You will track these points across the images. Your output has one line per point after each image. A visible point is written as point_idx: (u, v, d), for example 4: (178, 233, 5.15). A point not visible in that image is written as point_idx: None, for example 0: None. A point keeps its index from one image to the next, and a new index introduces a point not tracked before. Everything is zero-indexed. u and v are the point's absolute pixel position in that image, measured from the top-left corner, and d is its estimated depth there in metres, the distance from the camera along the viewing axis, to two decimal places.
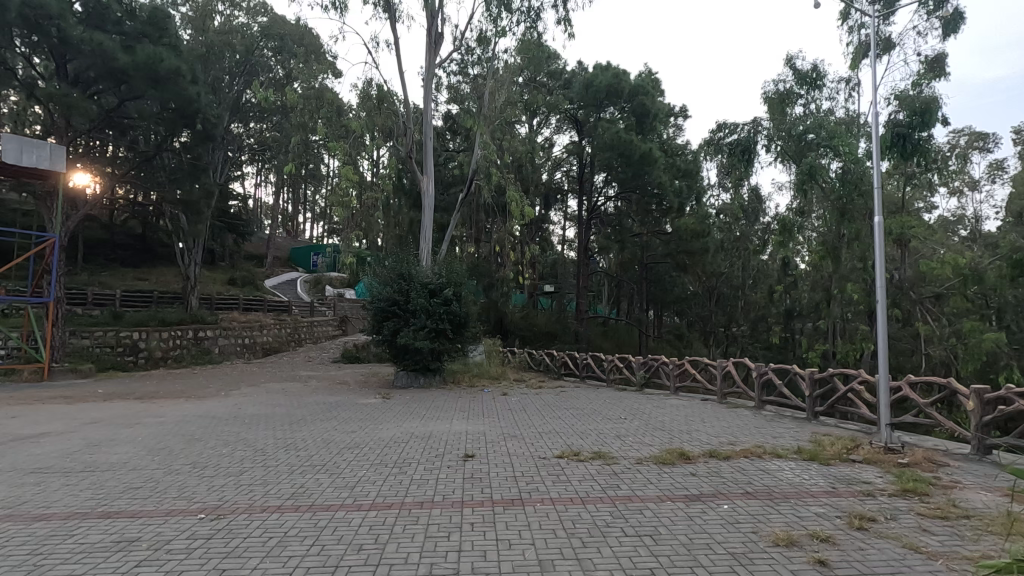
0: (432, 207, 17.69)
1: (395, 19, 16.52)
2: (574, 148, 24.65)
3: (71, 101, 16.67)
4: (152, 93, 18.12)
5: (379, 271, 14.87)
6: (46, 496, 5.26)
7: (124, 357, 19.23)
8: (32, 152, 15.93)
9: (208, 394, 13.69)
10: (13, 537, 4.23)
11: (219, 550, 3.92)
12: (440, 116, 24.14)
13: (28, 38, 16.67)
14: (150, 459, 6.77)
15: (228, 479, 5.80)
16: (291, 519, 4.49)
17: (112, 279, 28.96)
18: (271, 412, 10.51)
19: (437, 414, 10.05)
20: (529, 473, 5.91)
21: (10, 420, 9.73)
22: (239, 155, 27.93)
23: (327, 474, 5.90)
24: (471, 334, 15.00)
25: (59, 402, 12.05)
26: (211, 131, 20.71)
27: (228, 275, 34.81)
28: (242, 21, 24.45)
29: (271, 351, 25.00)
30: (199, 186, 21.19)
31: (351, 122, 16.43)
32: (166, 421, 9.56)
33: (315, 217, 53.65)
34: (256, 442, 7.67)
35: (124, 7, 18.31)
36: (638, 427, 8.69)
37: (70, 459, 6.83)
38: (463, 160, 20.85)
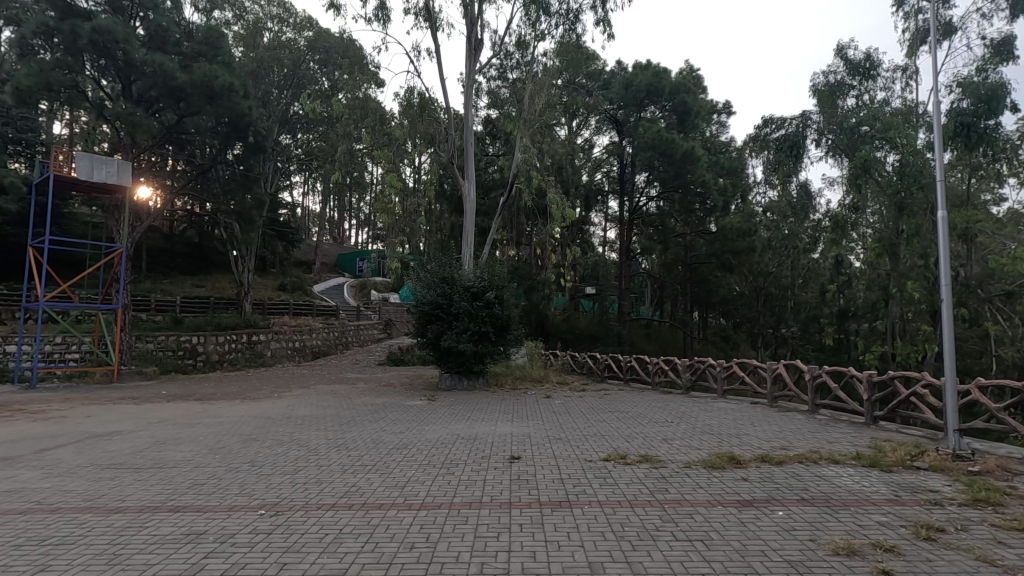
0: (474, 211, 17.93)
1: (436, 28, 16.86)
2: (614, 149, 24.50)
3: (136, 120, 17.76)
4: (208, 108, 19.04)
5: (422, 275, 15.13)
6: (121, 490, 5.62)
7: (185, 360, 20.24)
8: (101, 168, 17.11)
9: (263, 396, 14.25)
10: (95, 527, 4.54)
11: (279, 545, 4.09)
12: (480, 121, 24.41)
13: (97, 63, 17.89)
14: (213, 457, 7.12)
15: (285, 477, 6.04)
16: (345, 517, 4.64)
17: (172, 286, 30.55)
18: (322, 414, 10.84)
19: (482, 416, 10.14)
20: (575, 475, 5.90)
21: (85, 419, 10.42)
22: (289, 166, 29.03)
23: (377, 474, 6.04)
24: (513, 337, 15.07)
25: (128, 403, 12.78)
26: (262, 142, 21.48)
27: (279, 281, 36.15)
28: (289, 36, 25.45)
29: (320, 353, 25.81)
30: (251, 196, 22.10)
31: (395, 130, 16.88)
32: (225, 422, 10.01)
33: (359, 223, 55.09)
34: (309, 442, 7.95)
35: (182, 29, 19.51)
36: (686, 431, 8.52)
37: (141, 456, 7.27)
38: (504, 164, 20.99)
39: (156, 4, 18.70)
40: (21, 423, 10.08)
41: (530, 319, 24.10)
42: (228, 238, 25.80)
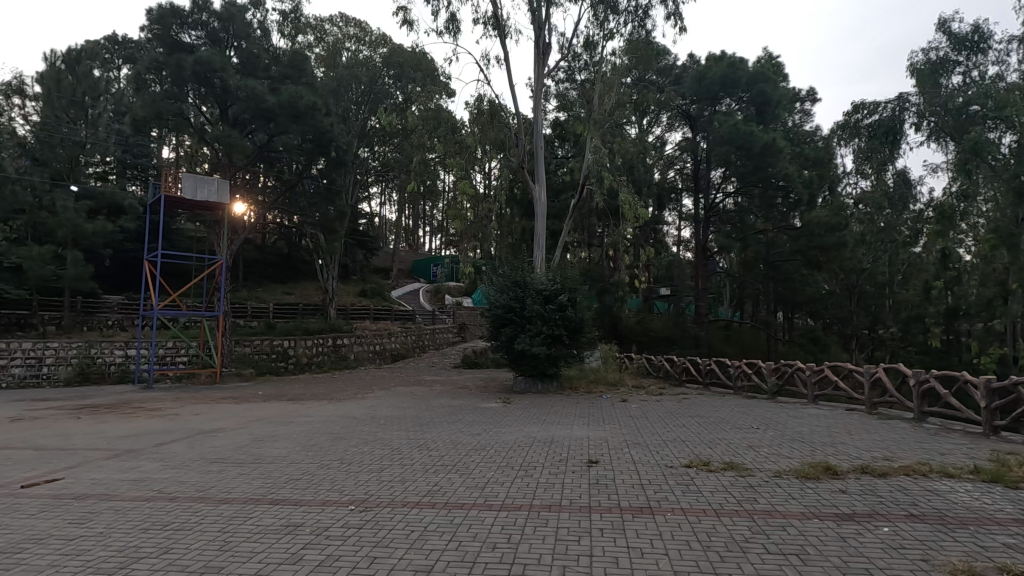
0: (545, 215, 17.94)
1: (505, 36, 17.14)
2: (687, 146, 23.79)
3: (232, 141, 19.35)
4: (294, 127, 20.34)
5: (495, 279, 15.33)
6: (227, 483, 6.11)
7: (277, 362, 21.66)
8: (204, 186, 18.65)
9: (347, 397, 15.00)
10: (207, 516, 4.97)
11: (369, 540, 4.28)
12: (548, 124, 24.47)
13: (199, 91, 19.68)
14: (305, 454, 7.57)
15: (371, 475, 6.32)
16: (429, 515, 4.78)
17: (265, 294, 32.84)
18: (402, 414, 11.26)
19: (557, 420, 10.11)
20: (656, 481, 5.76)
21: (194, 417, 11.43)
22: (367, 178, 30.47)
23: (457, 475, 6.19)
24: (587, 340, 14.92)
25: (228, 403, 13.85)
26: (343, 157, 22.62)
27: (359, 287, 37.90)
28: (366, 54, 26.83)
29: (399, 356, 26.77)
30: (334, 209, 23.35)
31: (466, 138, 17.26)
32: (314, 421, 10.64)
33: (432, 230, 56.82)
34: (392, 442, 8.27)
35: (271, 55, 21.08)
36: (773, 438, 8.07)
37: (243, 451, 7.87)
38: (575, 166, 20.90)
39: (248, 33, 20.33)
40: (141, 419, 11.22)
41: (603, 321, 23.75)
42: (314, 248, 27.40)
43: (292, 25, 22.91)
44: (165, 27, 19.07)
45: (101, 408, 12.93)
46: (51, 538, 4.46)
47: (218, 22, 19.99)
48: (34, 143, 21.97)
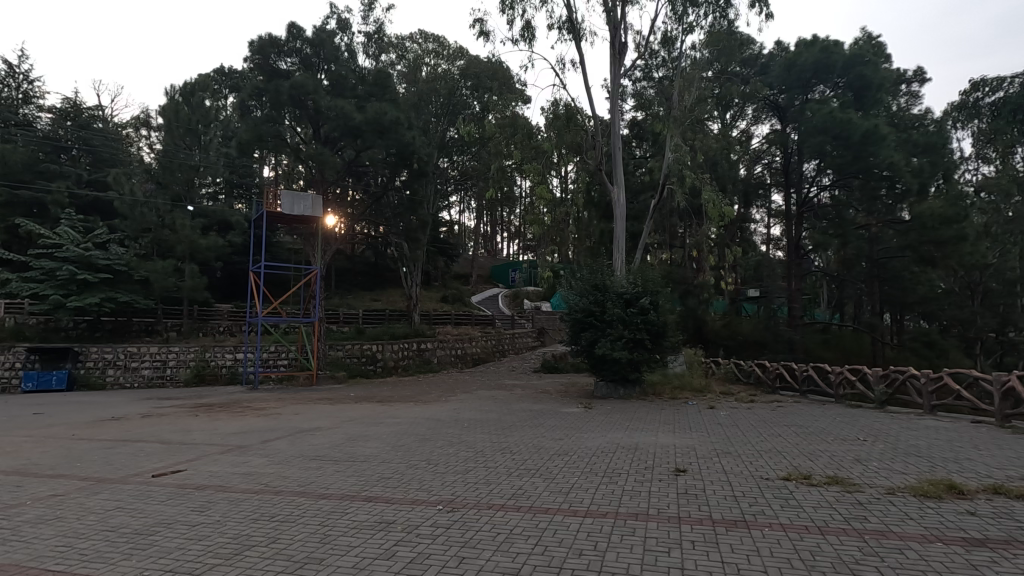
0: (624, 217, 17.59)
1: (580, 39, 17.08)
2: (776, 138, 22.51)
3: (323, 158, 20.70)
4: (379, 142, 21.42)
5: (574, 283, 15.24)
6: (326, 479, 6.50)
7: (367, 366, 22.76)
8: (300, 202, 20.03)
9: (431, 399, 15.49)
10: (309, 509, 5.31)
11: (457, 539, 4.39)
12: (625, 124, 24.10)
13: (294, 114, 21.24)
14: (394, 454, 7.88)
15: (457, 476, 6.48)
16: (514, 519, 4.83)
17: (355, 301, 34.72)
18: (484, 417, 11.46)
19: (641, 426, 9.85)
20: (751, 493, 5.45)
21: (294, 416, 12.29)
22: (447, 187, 31.43)
23: (541, 479, 6.19)
24: (671, 344, 14.46)
25: (323, 404, 14.75)
26: (424, 168, 23.51)
27: (441, 293, 39.09)
28: (444, 67, 27.76)
29: (480, 361, 27.30)
30: (417, 218, 24.30)
31: (543, 143, 17.31)
32: (402, 422, 11.08)
33: (510, 236, 57.47)
34: (476, 444, 8.43)
35: (358, 75, 22.35)
36: (884, 452, 7.37)
37: (338, 450, 8.35)
38: (655, 166, 20.37)
39: (336, 56, 21.77)
40: (249, 417, 12.22)
41: (687, 325, 22.87)
42: (398, 257, 28.58)
43: (376, 45, 24.14)
44: (265, 56, 20.75)
45: (216, 407, 14.22)
46: (178, 524, 4.95)
47: (310, 49, 21.49)
48: (158, 169, 24.64)
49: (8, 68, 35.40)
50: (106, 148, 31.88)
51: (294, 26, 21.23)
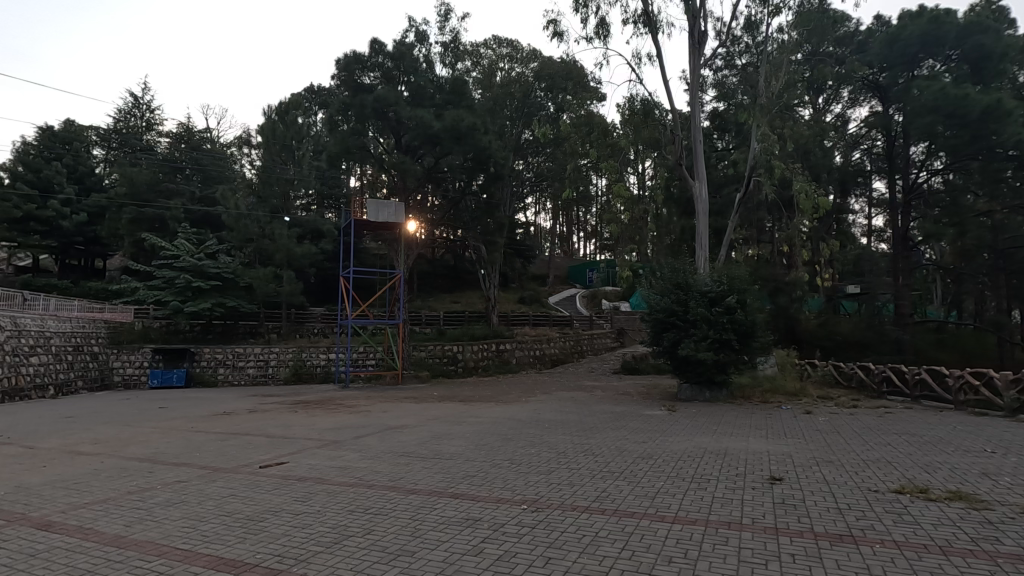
0: (707, 212, 16.91)
1: (657, 31, 16.62)
2: (877, 121, 20.73)
3: (405, 167, 21.61)
4: (457, 148, 22.01)
5: (655, 282, 14.83)
6: (415, 475, 6.75)
7: (448, 366, 23.44)
8: (384, 208, 20.97)
9: (511, 400, 15.68)
10: (401, 504, 5.55)
11: (542, 539, 4.40)
12: (706, 116, 23.20)
13: (377, 126, 22.30)
14: (478, 453, 8.05)
15: (540, 476, 6.50)
16: (600, 521, 4.78)
17: (436, 303, 35.85)
18: (565, 419, 11.41)
19: (730, 430, 9.41)
20: (857, 506, 5.03)
21: (383, 413, 12.88)
22: (523, 189, 31.69)
23: (626, 482, 6.08)
24: (760, 345, 13.72)
25: (408, 402, 15.34)
26: (501, 171, 23.85)
27: (519, 295, 39.47)
28: (518, 70, 28.03)
29: (559, 361, 27.28)
30: (494, 221, 24.71)
31: (619, 140, 16.99)
32: (484, 421, 11.29)
33: (586, 236, 56.98)
34: (558, 445, 8.43)
35: (435, 84, 23.13)
36: (1018, 466, 6.56)
37: (425, 447, 8.66)
38: (740, 157, 19.41)
39: (415, 68, 22.59)
40: (342, 414, 12.97)
41: (777, 324, 21.55)
42: (477, 259, 29.16)
43: (452, 54, 24.78)
44: (350, 73, 21.92)
45: (312, 404, 15.21)
46: (283, 512, 5.34)
47: (391, 62, 22.40)
48: (258, 184, 26.78)
49: (133, 100, 39.85)
50: (214, 166, 35.02)
51: (376, 42, 22.23)
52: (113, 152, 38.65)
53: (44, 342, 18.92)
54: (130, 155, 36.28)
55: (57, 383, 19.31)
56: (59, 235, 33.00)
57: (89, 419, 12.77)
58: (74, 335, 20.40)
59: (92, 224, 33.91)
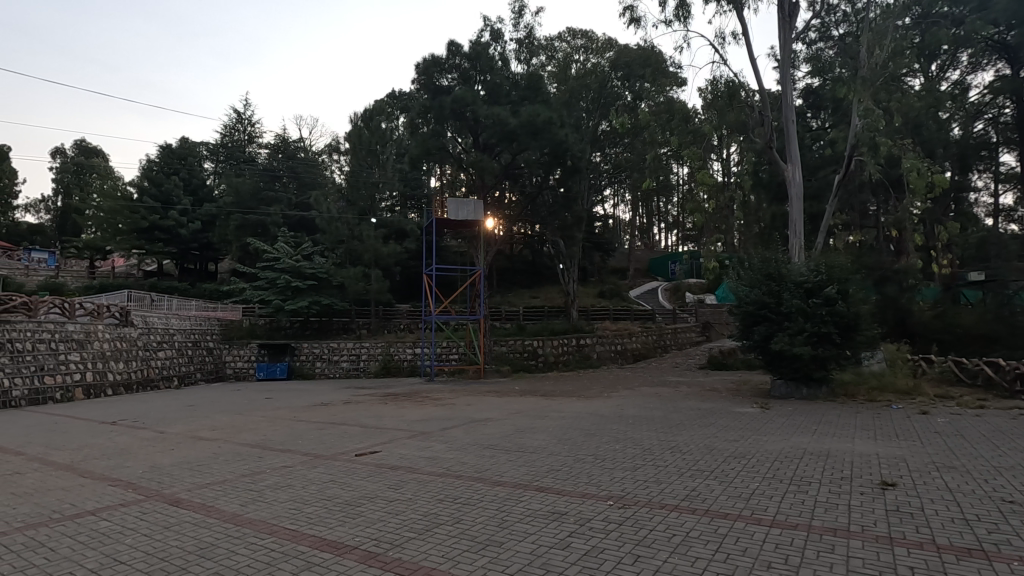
0: (801, 197, 15.76)
1: (742, 7, 15.71)
2: (1005, 85, 18.36)
3: (483, 165, 21.98)
4: (533, 143, 22.05)
5: (744, 274, 14.07)
6: (501, 468, 6.86)
7: (529, 361, 23.65)
8: (465, 207, 21.40)
9: (593, 395, 15.53)
10: (488, 495, 5.66)
11: (630, 537, 4.31)
12: (799, 93, 21.63)
13: (455, 126, 22.80)
14: (561, 447, 8.04)
15: (626, 473, 6.38)
16: (690, 521, 4.62)
17: (516, 299, 36.19)
18: (650, 415, 11.14)
19: (832, 430, 8.77)
20: (988, 518, 4.50)
21: (467, 407, 13.20)
22: (601, 182, 31.18)
23: (717, 482, 5.83)
24: (865, 339, 12.65)
25: (491, 397, 15.60)
26: (578, 164, 23.62)
27: (599, 289, 38.97)
28: (594, 61, 27.67)
29: (641, 356, 26.66)
30: (572, 215, 24.52)
31: (703, 125, 16.25)
32: (567, 416, 11.25)
33: (668, 227, 55.19)
34: (642, 441, 8.23)
35: (511, 81, 23.31)
36: None
37: (509, 440, 8.77)
38: (839, 135, 17.94)
39: (491, 66, 22.83)
40: (429, 407, 13.44)
41: (885, 316, 19.74)
42: (556, 254, 29.07)
43: (527, 49, 24.83)
44: (429, 76, 22.60)
45: (401, 397, 15.89)
46: (379, 498, 5.63)
47: (468, 63, 22.79)
48: (347, 188, 28.31)
49: (237, 117, 43.42)
50: (308, 173, 37.43)
51: (453, 44, 22.69)
52: (221, 164, 42.39)
53: (169, 339, 21.21)
54: (235, 167, 39.60)
55: (180, 375, 21.56)
56: (178, 243, 36.72)
57: (208, 407, 14.13)
58: (193, 331, 22.71)
59: (206, 231, 37.43)
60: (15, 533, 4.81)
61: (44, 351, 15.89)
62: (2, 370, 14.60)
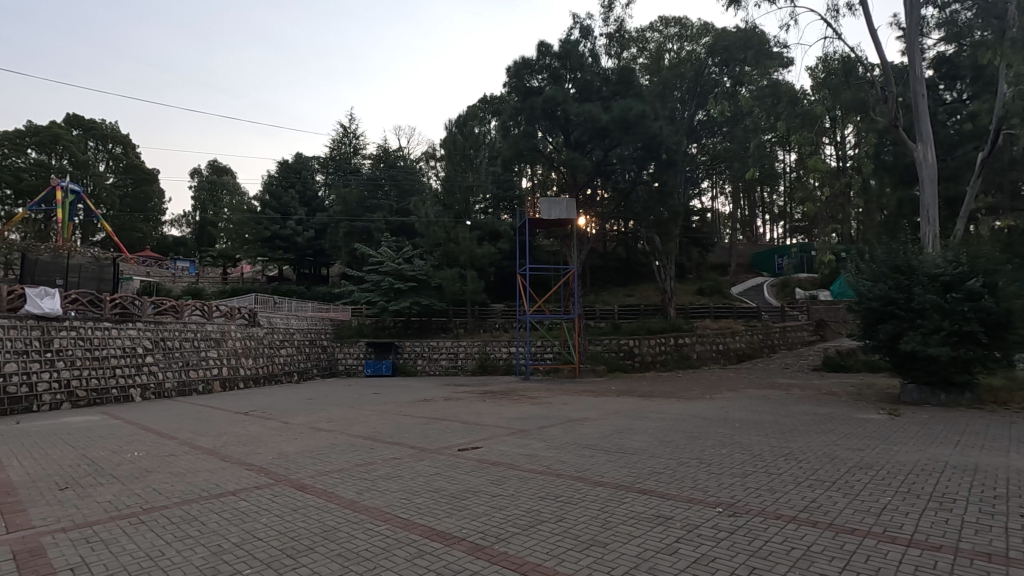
0: (934, 178, 14.13)
1: None
2: None
3: (575, 163, 21.85)
4: (626, 138, 21.64)
5: (865, 267, 12.82)
6: (602, 468, 6.79)
7: (625, 361, 23.21)
8: (558, 206, 21.40)
9: (694, 396, 14.91)
10: (589, 494, 5.63)
11: (744, 547, 4.09)
12: (930, 63, 19.30)
13: (546, 126, 22.79)
14: (663, 449, 7.80)
15: (735, 479, 6.06)
16: (812, 534, 4.29)
17: (610, 297, 35.62)
18: (759, 418, 10.51)
19: (979, 442, 7.74)
20: None
21: (564, 406, 13.18)
22: (698, 174, 29.80)
23: (840, 493, 5.37)
24: (1018, 339, 11.04)
25: (588, 396, 15.47)
26: (674, 157, 22.82)
27: (697, 286, 37.30)
28: (689, 49, 26.54)
29: (746, 357, 25.16)
30: (668, 210, 23.64)
31: (815, 107, 14.97)
32: (668, 418, 10.90)
33: (773, 218, 51.64)
34: (752, 447, 7.75)
35: (602, 77, 23.01)
36: None
37: (608, 440, 8.64)
38: (983, 107, 15.74)
39: (581, 63, 22.66)
40: (527, 405, 13.60)
41: None
42: (651, 250, 28.22)
43: (618, 43, 24.33)
44: (520, 78, 22.86)
45: (499, 394, 16.25)
46: (483, 493, 5.80)
47: (558, 62, 22.81)
48: (443, 193, 29.56)
49: (343, 130, 46.67)
50: (407, 180, 39.32)
51: (543, 44, 22.81)
52: (330, 176, 45.73)
53: (289, 338, 23.27)
54: (343, 178, 42.56)
55: (299, 370, 23.61)
56: (296, 250, 40.19)
57: (324, 401, 15.30)
58: (310, 331, 24.71)
59: (318, 239, 40.58)
60: (174, 507, 5.53)
61: (189, 348, 18.07)
62: (157, 365, 16.84)
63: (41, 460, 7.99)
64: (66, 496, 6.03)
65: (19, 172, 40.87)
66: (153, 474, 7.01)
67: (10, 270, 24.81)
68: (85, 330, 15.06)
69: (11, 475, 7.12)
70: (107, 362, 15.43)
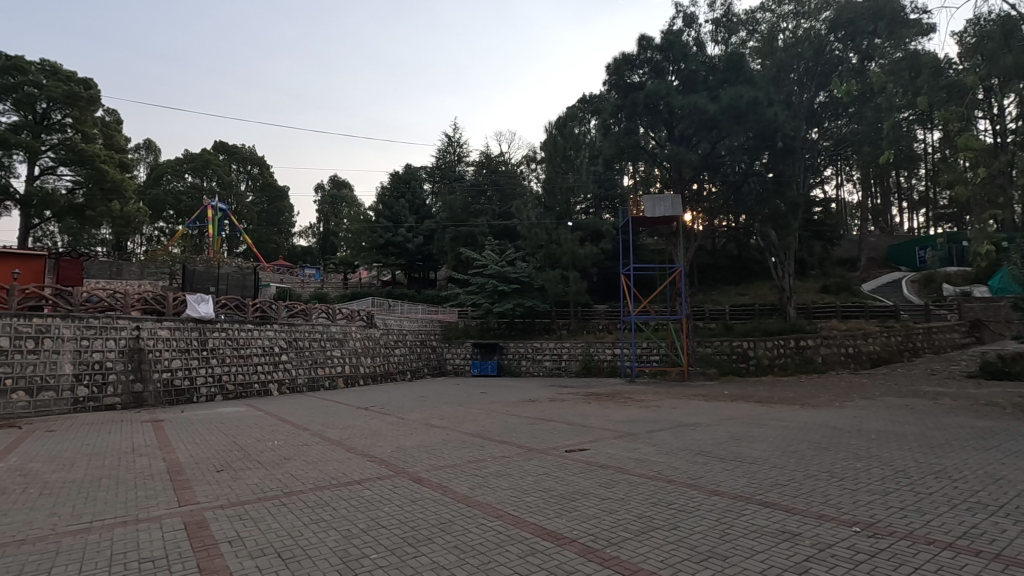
0: None
1: None
2: None
3: (680, 158, 20.95)
4: (736, 128, 20.58)
5: None
6: (717, 476, 6.45)
7: (738, 363, 21.92)
8: (662, 202, 20.77)
9: (820, 403, 13.70)
10: (705, 503, 5.37)
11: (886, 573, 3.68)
12: None
13: (648, 121, 22.15)
14: (787, 460, 7.25)
15: (874, 497, 5.45)
16: (974, 566, 3.75)
17: (721, 297, 33.75)
18: (899, 430, 9.41)
19: None
20: None
21: (674, 411, 12.69)
22: (820, 161, 27.27)
23: (1010, 520, 4.64)
24: None
25: (698, 400, 14.79)
26: (791, 144, 21.22)
27: (821, 283, 34.20)
28: (807, 26, 24.26)
29: (881, 361, 22.63)
30: (784, 202, 21.85)
31: (964, 76, 13.11)
32: (790, 426, 10.10)
33: (914, 205, 45.79)
34: (894, 462, 6.94)
35: (708, 65, 22.01)
36: None
37: (723, 448, 8.19)
38: None
39: (686, 53, 21.67)
40: (635, 408, 13.28)
41: None
42: (766, 246, 26.35)
43: (725, 27, 23.03)
44: (620, 75, 22.24)
45: (604, 396, 16.05)
46: (593, 495, 5.75)
47: (660, 55, 21.98)
48: (545, 195, 30.02)
49: (448, 140, 48.68)
50: (508, 184, 40.01)
51: (644, 38, 22.14)
52: (437, 184, 47.91)
53: (402, 338, 24.70)
54: (448, 186, 44.33)
55: (412, 369, 24.99)
56: (407, 256, 42.61)
57: (435, 399, 16.04)
58: (420, 331, 26.07)
59: (427, 244, 42.63)
60: (311, 492, 6.09)
61: (317, 347, 19.82)
62: (291, 363, 18.67)
63: (202, 445, 9.17)
64: (222, 477, 6.87)
65: (179, 194, 47.14)
66: (290, 461, 7.76)
67: (175, 279, 28.75)
68: (232, 331, 17.03)
69: (179, 456, 8.26)
70: (250, 360, 17.37)
